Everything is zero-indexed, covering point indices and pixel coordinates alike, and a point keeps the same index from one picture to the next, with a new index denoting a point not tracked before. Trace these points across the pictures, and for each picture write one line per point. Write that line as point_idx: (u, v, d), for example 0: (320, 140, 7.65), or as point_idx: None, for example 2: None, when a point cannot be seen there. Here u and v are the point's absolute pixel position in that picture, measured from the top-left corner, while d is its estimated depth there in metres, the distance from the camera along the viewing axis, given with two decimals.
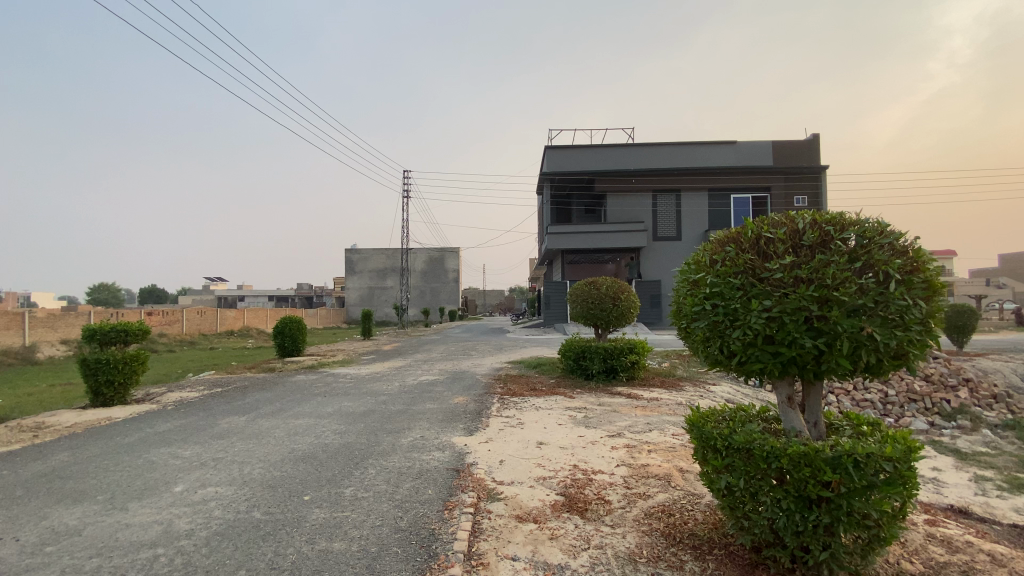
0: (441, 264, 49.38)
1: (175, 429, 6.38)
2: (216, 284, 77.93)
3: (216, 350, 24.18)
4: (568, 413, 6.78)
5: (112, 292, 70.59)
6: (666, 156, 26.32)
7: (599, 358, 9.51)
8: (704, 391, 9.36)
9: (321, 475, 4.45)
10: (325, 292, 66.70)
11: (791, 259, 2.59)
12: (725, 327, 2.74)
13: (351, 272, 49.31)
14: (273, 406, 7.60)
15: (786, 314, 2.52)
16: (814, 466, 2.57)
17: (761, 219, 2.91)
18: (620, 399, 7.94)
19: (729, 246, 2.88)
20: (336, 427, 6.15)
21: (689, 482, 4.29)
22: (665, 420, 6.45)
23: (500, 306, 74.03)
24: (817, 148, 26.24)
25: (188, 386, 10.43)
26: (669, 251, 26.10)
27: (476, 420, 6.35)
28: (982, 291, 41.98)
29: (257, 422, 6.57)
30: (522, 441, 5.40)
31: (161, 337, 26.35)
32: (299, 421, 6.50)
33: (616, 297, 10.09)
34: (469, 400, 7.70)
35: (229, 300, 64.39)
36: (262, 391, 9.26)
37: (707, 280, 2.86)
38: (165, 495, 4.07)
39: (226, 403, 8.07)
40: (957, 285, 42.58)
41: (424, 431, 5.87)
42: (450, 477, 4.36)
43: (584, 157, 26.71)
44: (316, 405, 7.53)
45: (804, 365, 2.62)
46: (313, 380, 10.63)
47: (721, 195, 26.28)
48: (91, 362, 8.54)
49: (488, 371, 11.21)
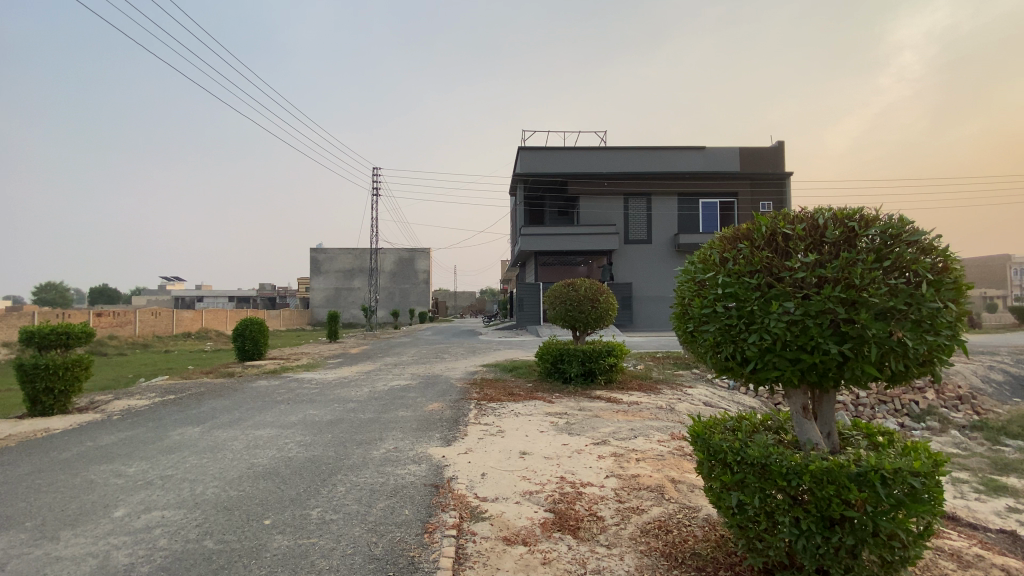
0: (411, 264, 48.57)
1: (118, 443, 5.74)
2: (174, 284, 74.78)
3: (171, 353, 22.90)
4: (549, 420, 6.49)
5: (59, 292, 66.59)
6: (637, 160, 26.53)
7: (577, 361, 9.28)
8: (682, 394, 9.25)
9: (285, 495, 4.00)
10: (289, 293, 64.53)
11: (814, 257, 2.38)
12: (740, 331, 2.50)
13: (318, 272, 47.93)
14: (231, 415, 7.01)
15: (809, 317, 2.31)
16: (837, 483, 2.37)
17: (774, 215, 2.69)
18: (600, 404, 7.71)
19: (741, 244, 2.66)
20: (300, 438, 5.69)
21: (684, 494, 4.05)
22: (649, 426, 6.25)
23: (471, 308, 73.41)
24: (782, 156, 26.93)
25: (138, 393, 9.66)
26: (640, 254, 26.28)
27: (454, 429, 5.99)
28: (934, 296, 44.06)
29: (212, 433, 6.03)
30: (503, 451, 5.08)
31: (111, 340, 24.81)
32: (260, 433, 5.98)
33: (594, 299, 9.89)
34: (444, 407, 7.32)
35: (187, 301, 61.62)
36: (220, 398, 8.61)
37: (718, 280, 2.61)
38: (103, 521, 3.55)
39: (180, 412, 7.44)
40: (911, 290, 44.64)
41: (398, 442, 5.48)
42: (428, 494, 3.99)
43: (557, 158, 26.67)
44: (279, 414, 7.00)
45: (824, 373, 2.42)
46: (276, 385, 10.02)
47: (691, 199, 26.64)
48: (26, 367, 7.74)
49: (463, 375, 10.85)
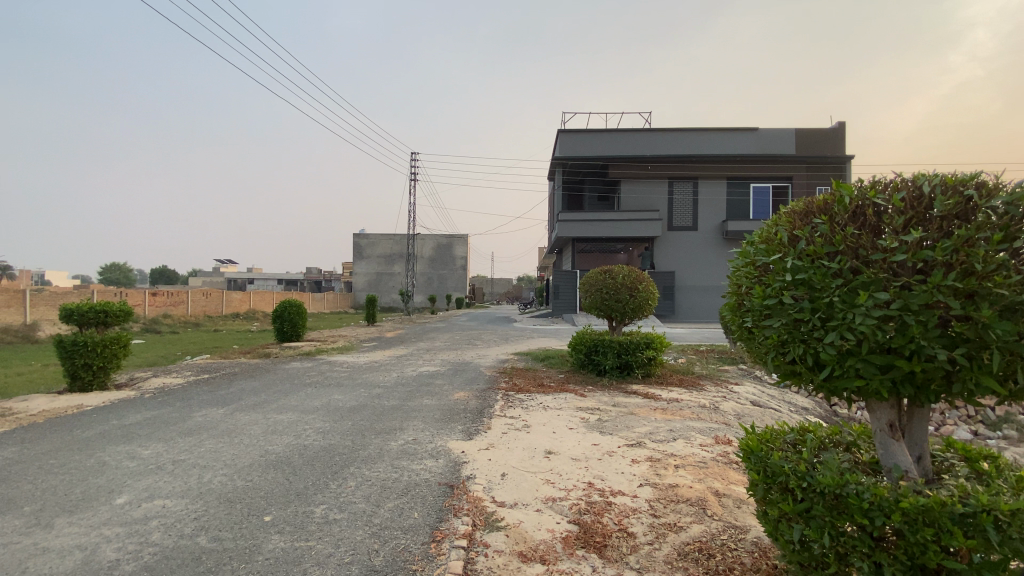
0: (449, 250, 48.72)
1: (142, 423, 5.72)
2: (228, 266, 78.23)
3: (219, 333, 23.77)
4: (579, 415, 6.07)
5: (125, 272, 70.79)
6: (683, 142, 25.24)
7: (612, 353, 8.78)
8: (726, 391, 8.61)
9: (291, 488, 3.76)
10: (334, 277, 66.10)
11: (919, 236, 1.83)
12: (813, 328, 2.01)
13: (359, 257, 48.80)
14: (256, 397, 6.93)
15: (909, 313, 1.79)
16: (935, 525, 1.82)
17: (862, 184, 2.14)
18: (636, 399, 7.21)
19: (818, 220, 2.13)
20: (319, 425, 5.49)
21: (729, 510, 3.56)
22: (689, 427, 5.72)
23: (508, 295, 73.27)
24: (842, 137, 24.99)
25: (176, 371, 9.86)
26: (684, 242, 25.19)
27: (477, 421, 5.65)
28: None
29: (234, 416, 5.93)
30: (527, 448, 4.71)
31: (166, 319, 25.99)
32: (280, 417, 5.83)
33: (633, 287, 9.30)
34: (470, 397, 7.00)
35: (239, 283, 64.19)
36: (250, 379, 8.62)
37: (786, 263, 2.12)
38: (103, 509, 3.41)
39: (209, 393, 7.43)
40: None
41: (418, 433, 5.18)
42: (442, 495, 3.66)
43: (599, 141, 25.73)
44: (303, 398, 6.87)
45: (922, 384, 1.89)
46: (307, 367, 10.00)
47: (740, 184, 25.20)
48: (67, 344, 7.94)
49: (493, 363, 10.53)
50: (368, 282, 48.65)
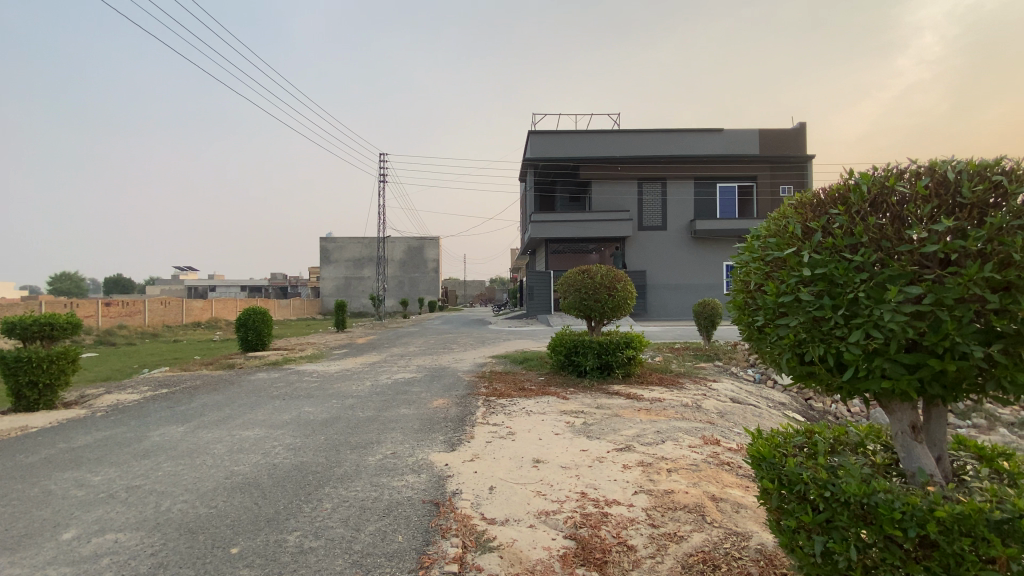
0: (420, 253, 48.07)
1: (92, 445, 5.25)
2: (188, 273, 75.23)
3: (179, 343, 22.68)
4: (564, 420, 5.89)
5: (76, 282, 67.31)
6: (652, 142, 25.53)
7: (592, 353, 8.66)
8: (706, 388, 8.59)
9: (261, 513, 3.45)
10: (301, 282, 64.30)
11: (949, 225, 1.71)
12: (835, 326, 1.87)
13: (327, 262, 47.64)
14: (220, 412, 6.49)
15: (942, 308, 1.67)
16: (973, 534, 1.69)
17: (878, 172, 2.03)
18: (619, 400, 7.08)
19: (834, 210, 2.00)
20: (290, 441, 5.14)
21: (727, 516, 3.43)
22: (676, 428, 5.60)
23: (480, 297, 72.87)
24: (804, 138, 25.72)
25: (131, 386, 9.24)
26: (654, 241, 25.46)
27: (459, 430, 5.40)
28: None
29: (196, 434, 5.50)
30: (514, 457, 4.50)
31: (121, 330, 24.67)
32: (247, 434, 5.44)
33: (611, 287, 9.21)
34: (449, 404, 6.74)
35: (200, 290, 61.83)
36: (213, 392, 8.12)
37: (802, 257, 1.98)
38: (46, 546, 3.03)
39: (168, 409, 6.94)
40: None
41: (397, 445, 4.90)
42: (427, 515, 3.40)
43: (569, 142, 25.80)
44: (271, 411, 6.47)
45: (954, 383, 1.77)
46: (275, 378, 9.51)
47: (708, 183, 25.62)
48: (8, 361, 7.30)
49: (471, 368, 10.27)
50: (336, 287, 47.56)
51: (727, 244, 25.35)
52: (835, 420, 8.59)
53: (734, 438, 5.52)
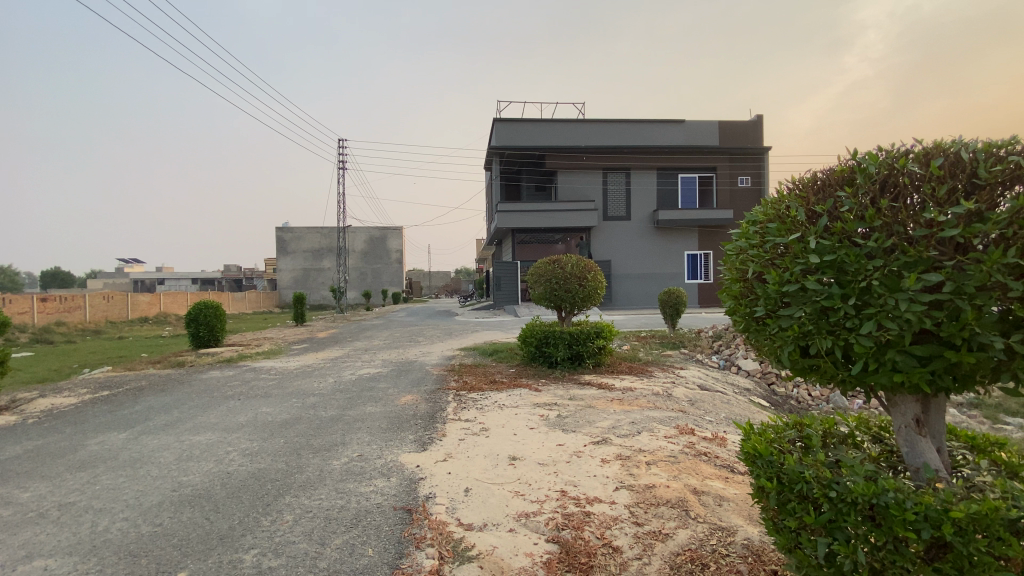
0: (383, 244, 47.01)
1: (20, 456, 4.73)
2: (133, 266, 71.16)
3: (125, 340, 21.34)
4: (538, 413, 5.74)
5: (7, 276, 62.37)
6: (615, 133, 25.65)
7: (563, 344, 8.54)
8: (674, 376, 8.64)
9: (212, 530, 3.12)
10: (257, 275, 61.85)
11: (968, 208, 1.63)
12: (846, 316, 1.76)
13: (285, 253, 45.92)
14: (168, 416, 6.00)
15: (962, 297, 1.59)
16: (987, 533, 1.63)
17: (882, 155, 1.94)
18: (591, 391, 6.99)
19: (841, 194, 1.91)
20: (246, 445, 4.77)
21: (711, 510, 3.34)
22: (650, 418, 5.53)
23: (445, 288, 72.10)
24: (761, 130, 26.41)
25: (69, 389, 8.51)
26: (619, 231, 25.66)
27: (429, 428, 5.16)
28: None
29: (139, 442, 5.04)
30: (488, 456, 4.30)
31: (59, 327, 22.98)
32: (197, 439, 5.02)
33: (582, 276, 9.11)
34: (418, 400, 6.48)
35: (147, 284, 58.57)
36: (161, 393, 7.56)
37: (809, 242, 1.86)
38: None
39: (109, 413, 6.38)
40: None
41: (363, 447, 4.62)
42: (399, 524, 3.16)
43: (533, 131, 25.59)
44: (225, 413, 6.04)
45: (965, 375, 1.71)
46: (229, 377, 8.95)
47: (670, 174, 25.97)
48: None
49: (439, 361, 10.00)
50: (295, 279, 45.94)
51: (689, 234, 25.85)
52: (796, 404, 8.83)
53: (707, 426, 5.50)
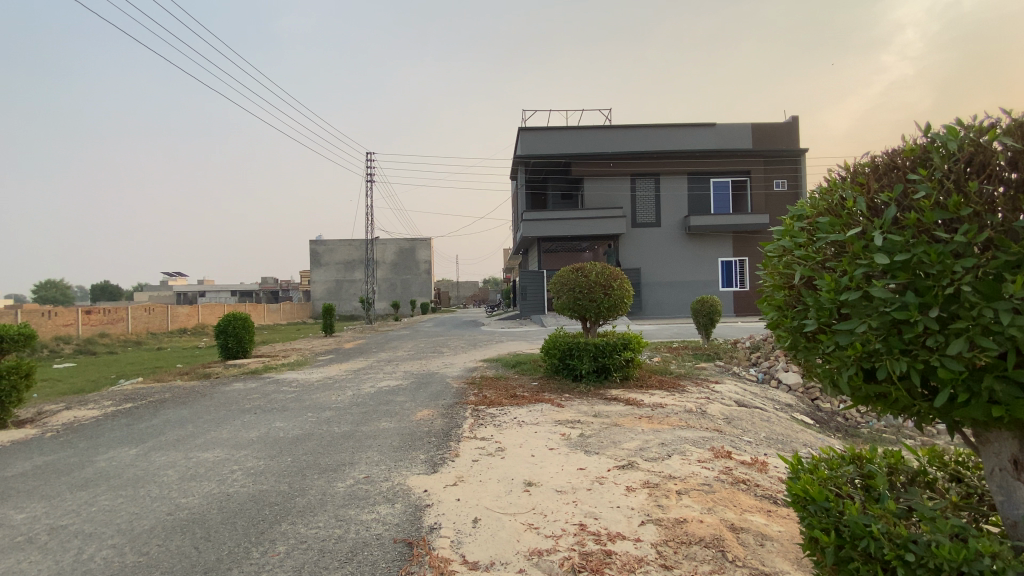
0: (412, 255, 47.43)
1: (29, 474, 4.66)
2: (177, 279, 74.19)
3: (162, 351, 21.92)
4: (559, 431, 5.36)
5: (61, 290, 65.94)
6: (643, 138, 25.10)
7: (588, 356, 8.14)
8: (709, 391, 8.10)
9: (198, 561, 2.90)
10: (291, 287, 63.42)
11: None
12: (929, 332, 1.39)
13: (317, 265, 46.89)
14: (181, 431, 5.90)
15: None
16: None
17: (962, 131, 1.57)
18: (617, 407, 6.56)
19: (912, 181, 1.54)
20: (252, 464, 4.58)
21: (752, 551, 2.91)
22: (682, 439, 5.08)
23: (475, 298, 72.23)
24: (796, 131, 25.40)
25: (96, 400, 8.60)
26: (648, 238, 25.03)
27: (442, 447, 4.86)
28: None
29: (147, 459, 4.92)
30: (501, 480, 3.97)
31: (102, 338, 23.89)
32: (204, 457, 4.86)
33: (607, 285, 8.70)
34: (434, 416, 6.19)
35: (189, 296, 60.81)
36: (180, 406, 7.52)
37: (874, 240, 1.50)
38: None
39: (126, 427, 6.34)
40: None
41: (370, 468, 4.35)
42: (397, 560, 2.86)
43: (559, 139, 25.30)
44: (237, 428, 5.90)
45: None
46: (251, 389, 8.91)
47: (701, 179, 25.25)
48: None
49: (460, 373, 9.73)
50: (327, 291, 46.81)
51: (723, 240, 24.96)
52: (844, 422, 8.14)
53: (745, 449, 5.01)
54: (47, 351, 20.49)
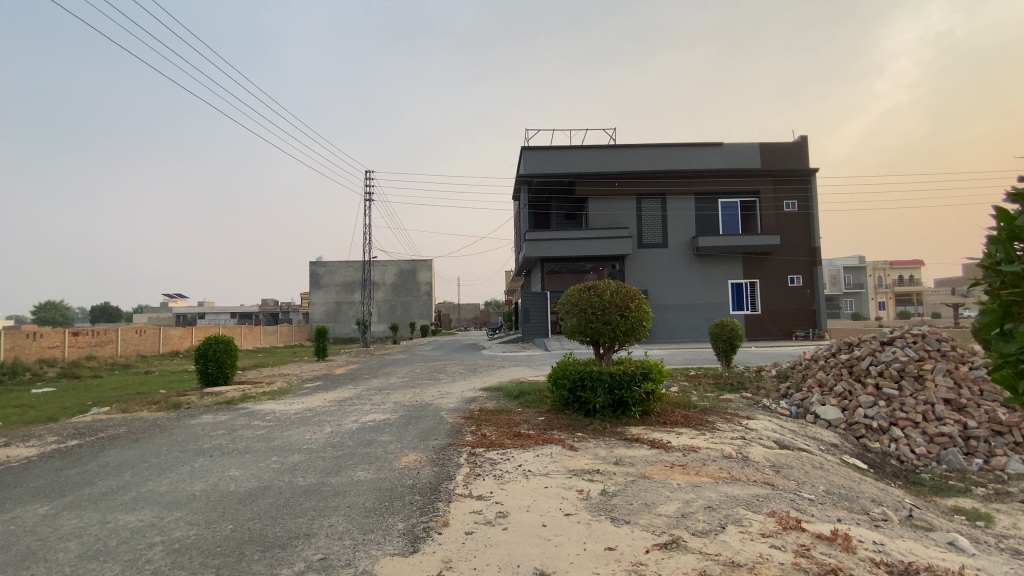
0: (413, 276, 46.64)
1: None
2: (177, 301, 73.31)
3: (149, 375, 20.77)
4: (575, 488, 4.27)
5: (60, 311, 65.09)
6: (648, 157, 24.40)
7: (603, 388, 7.09)
8: (742, 429, 7.00)
9: None
10: (291, 309, 62.53)
11: None
12: None
13: (317, 287, 46.09)
14: (115, 481, 4.84)
15: None
16: None
17: None
18: (642, 452, 5.49)
19: None
20: (181, 535, 3.52)
21: None
22: (731, 500, 4.01)
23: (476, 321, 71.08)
24: (806, 150, 24.64)
25: (41, 435, 7.51)
26: (655, 259, 24.13)
27: (426, 511, 3.79)
28: (942, 301, 44.79)
29: (53, 524, 3.84)
30: (503, 569, 2.90)
31: (89, 361, 22.80)
32: (124, 522, 3.80)
33: (624, 306, 7.71)
34: (422, 462, 5.13)
35: (188, 318, 59.96)
36: (132, 445, 6.45)
37: None
38: None
39: (55, 473, 5.28)
40: (925, 293, 45.45)
41: (329, 545, 3.29)
42: None
43: (562, 158, 24.58)
44: (182, 478, 4.84)
45: None
46: (220, 423, 7.84)
47: (709, 199, 24.46)
48: None
49: (457, 405, 8.66)
50: (326, 313, 45.84)
51: (733, 262, 24.04)
52: (899, 465, 7.04)
53: (812, 513, 3.96)
54: (27, 375, 19.39)
